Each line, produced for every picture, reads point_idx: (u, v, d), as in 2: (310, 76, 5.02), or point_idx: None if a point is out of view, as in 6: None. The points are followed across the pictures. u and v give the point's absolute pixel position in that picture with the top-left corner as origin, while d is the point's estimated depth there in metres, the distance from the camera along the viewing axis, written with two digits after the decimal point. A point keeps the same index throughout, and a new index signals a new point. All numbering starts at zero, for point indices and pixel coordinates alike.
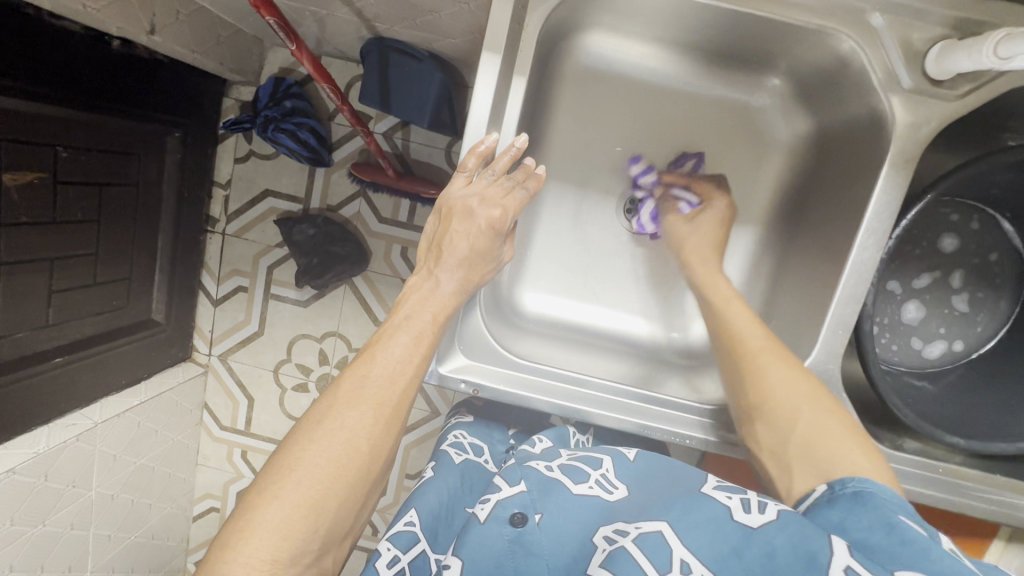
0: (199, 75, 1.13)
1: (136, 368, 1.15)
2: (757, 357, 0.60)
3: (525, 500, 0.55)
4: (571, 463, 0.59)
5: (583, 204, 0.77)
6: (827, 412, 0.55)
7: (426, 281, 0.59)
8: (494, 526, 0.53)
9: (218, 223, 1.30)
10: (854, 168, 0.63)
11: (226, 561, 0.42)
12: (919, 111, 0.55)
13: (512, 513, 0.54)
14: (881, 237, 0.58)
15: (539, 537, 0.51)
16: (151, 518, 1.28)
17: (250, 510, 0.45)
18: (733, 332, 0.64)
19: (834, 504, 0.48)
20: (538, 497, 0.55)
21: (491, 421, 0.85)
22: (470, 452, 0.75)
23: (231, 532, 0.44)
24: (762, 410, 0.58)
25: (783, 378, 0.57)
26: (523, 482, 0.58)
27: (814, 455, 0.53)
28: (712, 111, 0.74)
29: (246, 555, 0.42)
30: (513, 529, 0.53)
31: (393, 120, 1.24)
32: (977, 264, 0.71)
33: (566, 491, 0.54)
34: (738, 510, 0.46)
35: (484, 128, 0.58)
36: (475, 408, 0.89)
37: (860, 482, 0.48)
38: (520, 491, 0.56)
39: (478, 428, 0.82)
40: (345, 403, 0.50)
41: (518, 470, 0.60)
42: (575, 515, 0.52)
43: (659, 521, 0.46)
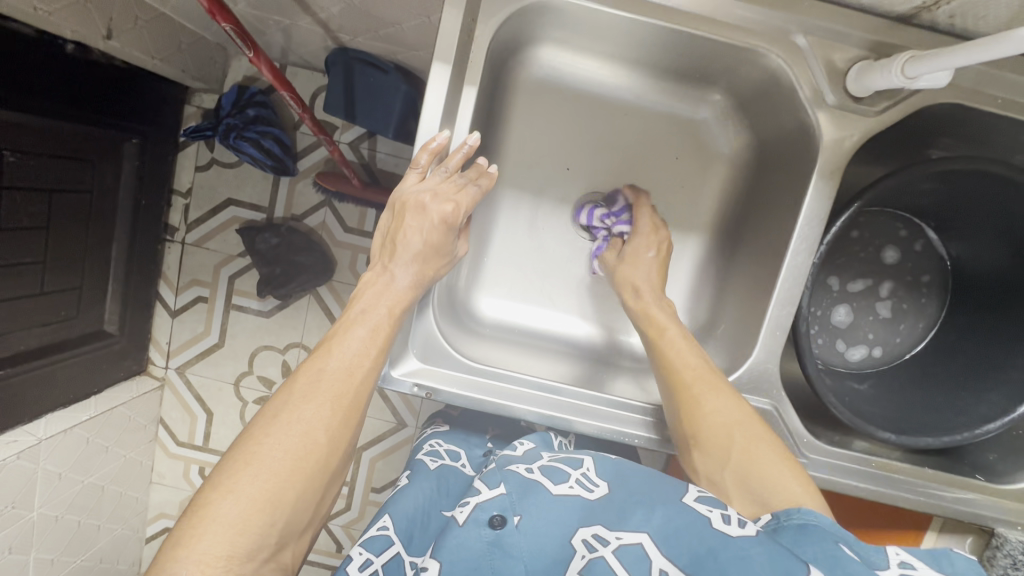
0: (159, 81, 1.12)
1: (86, 382, 1.11)
2: (695, 382, 0.61)
3: (505, 502, 0.54)
4: (551, 464, 0.59)
5: (539, 211, 0.79)
6: (759, 438, 0.58)
7: (381, 275, 0.60)
8: (473, 529, 0.52)
9: (178, 233, 1.27)
10: (790, 179, 0.66)
11: (178, 559, 0.41)
12: (842, 126, 0.59)
13: (492, 515, 0.53)
14: (813, 244, 0.62)
15: (518, 539, 0.50)
16: (100, 540, 1.22)
17: (205, 505, 0.44)
18: (673, 366, 0.63)
19: (780, 535, 0.49)
20: (517, 499, 0.54)
21: (469, 430, 0.84)
22: (447, 458, 0.75)
23: (185, 529, 0.43)
24: (695, 438, 0.59)
25: (718, 401, 0.59)
26: (502, 485, 0.57)
27: (751, 483, 0.55)
28: (658, 124, 0.77)
29: (201, 551, 0.41)
30: (492, 531, 0.51)
31: (359, 130, 1.24)
32: (906, 276, 0.76)
33: (547, 492, 0.54)
34: (718, 521, 0.48)
35: (436, 127, 0.59)
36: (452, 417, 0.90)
37: (803, 513, 0.50)
38: (499, 494, 0.56)
39: (456, 435, 0.82)
40: (302, 397, 0.50)
41: (498, 474, 0.60)
42: (554, 513, 0.51)
43: (640, 533, 0.47)
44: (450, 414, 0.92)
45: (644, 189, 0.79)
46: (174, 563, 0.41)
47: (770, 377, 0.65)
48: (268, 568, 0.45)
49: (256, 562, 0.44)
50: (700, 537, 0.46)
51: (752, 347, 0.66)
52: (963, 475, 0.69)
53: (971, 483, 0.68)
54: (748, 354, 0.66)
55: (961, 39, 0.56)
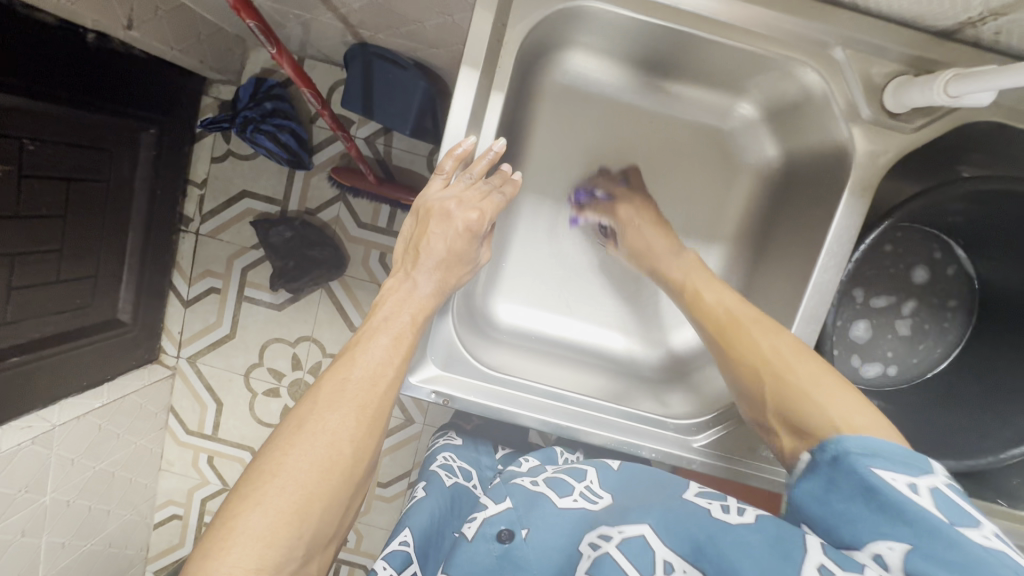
0: (178, 72, 1.12)
1: (99, 369, 1.12)
2: (734, 327, 0.60)
3: (512, 516, 0.54)
4: (556, 476, 0.59)
5: (559, 218, 0.78)
6: (795, 365, 0.55)
7: (404, 282, 0.59)
8: (482, 544, 0.53)
9: (193, 223, 1.28)
10: (818, 194, 0.65)
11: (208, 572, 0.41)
12: (877, 142, 0.58)
13: (500, 529, 0.53)
14: (841, 260, 0.60)
15: (526, 552, 0.50)
16: (109, 525, 1.23)
17: (233, 516, 0.44)
18: (710, 306, 0.64)
19: (816, 475, 0.48)
20: (524, 513, 0.54)
21: (479, 441, 0.84)
22: (460, 475, 0.74)
23: (212, 541, 0.43)
24: (740, 377, 0.60)
25: (765, 337, 0.58)
26: (508, 499, 0.58)
27: (792, 418, 0.54)
28: (684, 133, 0.76)
29: (230, 564, 0.41)
30: (501, 545, 0.52)
31: (375, 126, 1.24)
32: (929, 296, 0.74)
33: (551, 505, 0.54)
34: (716, 511, 0.46)
35: (462, 131, 0.58)
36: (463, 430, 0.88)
37: (837, 443, 0.48)
38: (506, 508, 0.56)
39: (467, 450, 0.81)
40: (326, 406, 0.49)
41: (503, 488, 0.60)
42: (561, 523, 0.52)
43: (642, 524, 0.47)
44: (461, 426, 0.91)
45: (667, 198, 0.78)
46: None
47: None
48: None
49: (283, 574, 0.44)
50: (698, 526, 0.45)
51: None
52: (982, 498, 0.68)
53: (988, 507, 0.67)
54: None
55: (1003, 55, 0.55)
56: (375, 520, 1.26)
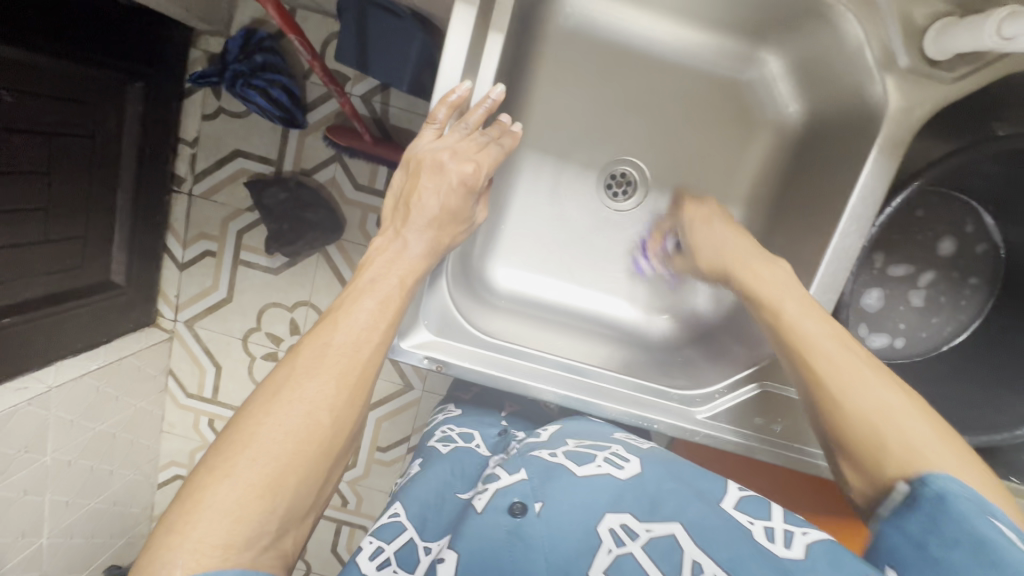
0: (164, 21, 1.05)
1: (95, 332, 1.10)
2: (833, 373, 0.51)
3: (526, 489, 0.52)
4: (577, 450, 0.56)
5: (562, 176, 0.74)
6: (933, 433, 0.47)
7: (393, 241, 0.55)
8: (493, 516, 0.50)
9: (185, 183, 1.23)
10: (844, 151, 0.60)
11: (172, 546, 0.39)
12: (913, 94, 0.53)
13: (512, 502, 0.51)
14: (864, 225, 0.56)
15: (539, 528, 0.47)
16: (114, 484, 1.24)
17: (200, 489, 0.41)
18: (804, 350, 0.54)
19: (916, 512, 0.42)
20: (539, 485, 0.52)
21: (481, 410, 0.83)
22: (460, 441, 0.73)
23: (178, 515, 0.40)
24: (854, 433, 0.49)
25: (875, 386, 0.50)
26: (523, 470, 0.55)
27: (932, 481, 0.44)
28: (699, 82, 0.70)
29: (195, 539, 0.39)
30: (512, 519, 0.49)
31: (372, 82, 1.17)
32: (950, 270, 0.70)
33: (570, 476, 0.52)
34: (761, 537, 0.44)
35: (458, 75, 0.53)
36: (462, 400, 0.87)
37: (942, 480, 0.43)
38: (520, 480, 0.53)
39: (468, 418, 0.80)
40: (305, 372, 0.47)
41: (519, 460, 0.57)
42: (578, 497, 0.49)
43: (673, 523, 0.45)
44: (460, 397, 0.89)
45: (681, 157, 0.72)
46: (167, 550, 0.39)
47: None
48: (267, 556, 0.42)
49: (255, 550, 0.41)
50: (735, 541, 0.43)
51: None
52: (996, 475, 0.66)
53: (1001, 484, 0.65)
54: None
55: None
56: (375, 483, 1.27)
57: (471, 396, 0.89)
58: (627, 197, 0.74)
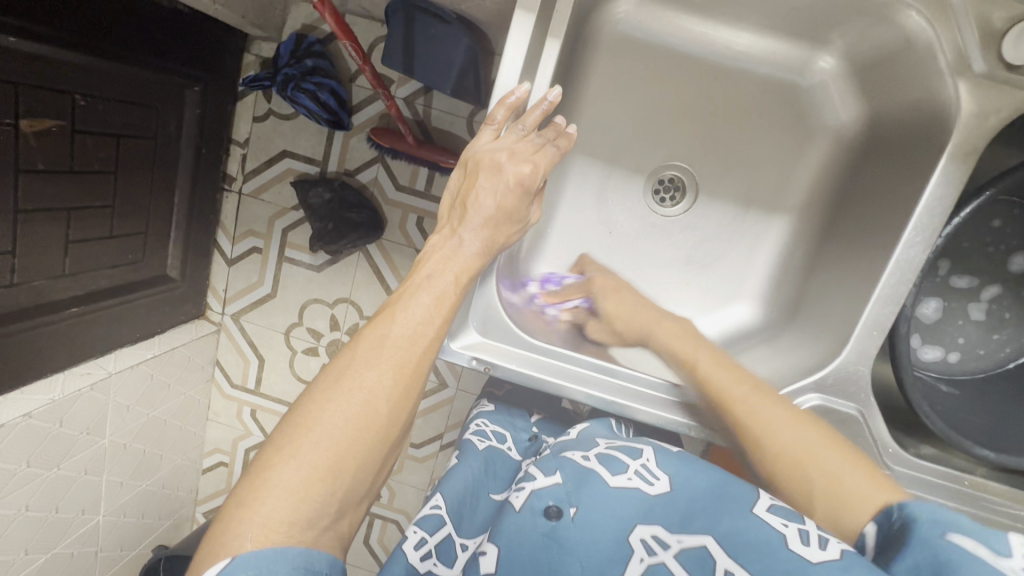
0: (221, 27, 1.09)
1: (150, 322, 1.16)
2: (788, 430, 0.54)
3: (560, 493, 0.52)
4: (609, 452, 0.56)
5: (609, 180, 0.74)
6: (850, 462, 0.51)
7: (449, 239, 0.56)
8: (528, 517, 0.51)
9: (235, 182, 1.28)
10: (909, 157, 0.58)
11: (243, 519, 0.42)
12: (988, 100, 0.51)
13: (547, 505, 0.51)
14: (930, 235, 0.54)
15: (575, 534, 0.48)
16: (162, 468, 1.30)
17: (267, 469, 0.44)
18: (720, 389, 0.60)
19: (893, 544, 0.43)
20: (573, 491, 0.52)
21: (513, 408, 0.84)
22: (493, 440, 0.74)
23: (247, 491, 0.43)
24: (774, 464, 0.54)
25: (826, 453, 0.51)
26: (558, 473, 0.55)
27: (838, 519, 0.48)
28: (754, 87, 0.69)
29: (264, 515, 0.42)
30: (547, 522, 0.50)
31: (416, 85, 1.20)
32: (1019, 287, 0.66)
33: (602, 484, 0.51)
34: (794, 540, 0.43)
35: (514, 78, 0.54)
36: (497, 395, 0.88)
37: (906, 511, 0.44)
38: (555, 483, 0.54)
39: (501, 416, 0.81)
40: (364, 362, 0.49)
41: (553, 460, 0.57)
42: (610, 507, 0.49)
43: (704, 536, 0.45)
44: (494, 392, 0.90)
45: (731, 163, 0.71)
46: (238, 524, 0.42)
47: (859, 379, 0.59)
48: (327, 536, 0.45)
49: (316, 529, 0.44)
50: (771, 556, 0.42)
51: (840, 342, 0.60)
52: None
53: None
54: (836, 352, 0.60)
55: None
56: (408, 479, 1.30)
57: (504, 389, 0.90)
58: (675, 203, 0.73)
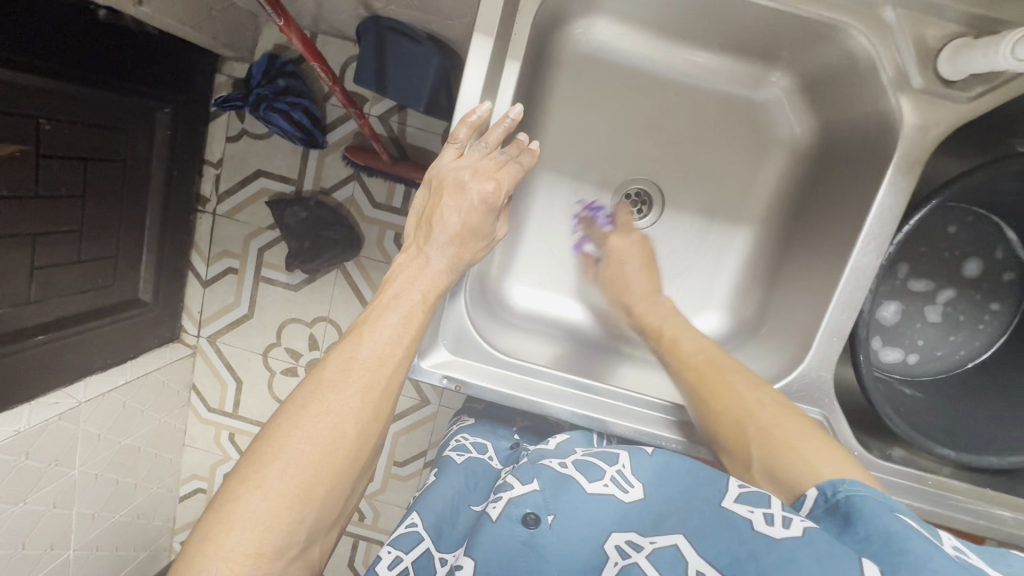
0: (191, 49, 1.09)
1: (122, 348, 1.13)
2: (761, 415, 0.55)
3: (539, 500, 0.52)
4: (585, 459, 0.56)
5: (577, 196, 0.75)
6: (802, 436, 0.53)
7: (416, 258, 0.57)
8: (506, 526, 0.51)
9: (209, 203, 1.27)
10: (859, 167, 0.60)
11: (207, 554, 0.41)
12: (928, 113, 0.53)
13: (525, 513, 0.51)
14: (882, 243, 0.56)
15: (551, 540, 0.49)
16: (137, 497, 1.27)
17: (232, 499, 0.43)
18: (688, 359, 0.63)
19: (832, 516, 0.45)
20: (550, 497, 0.52)
21: (496, 421, 0.84)
22: (473, 451, 0.74)
23: (212, 523, 0.42)
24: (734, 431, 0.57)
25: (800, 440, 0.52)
26: (535, 480, 0.55)
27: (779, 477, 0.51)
28: (711, 103, 0.71)
29: (228, 548, 0.41)
30: (525, 530, 0.50)
31: (389, 103, 1.20)
32: (971, 290, 0.69)
33: (580, 490, 0.51)
34: (760, 523, 0.43)
35: (476, 97, 0.55)
36: (477, 410, 0.88)
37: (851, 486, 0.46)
38: (531, 490, 0.54)
39: (483, 427, 0.81)
40: (331, 386, 0.48)
41: (530, 468, 0.57)
42: (588, 513, 0.50)
43: (675, 535, 0.45)
44: (473, 407, 0.90)
45: (694, 177, 0.73)
46: (202, 557, 0.41)
47: (823, 385, 0.60)
48: (295, 564, 0.44)
49: (284, 559, 0.43)
50: (735, 543, 0.42)
51: (803, 349, 0.62)
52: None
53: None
54: (800, 358, 0.62)
55: None
56: (392, 498, 1.28)
57: (483, 403, 0.91)
58: (642, 216, 0.75)
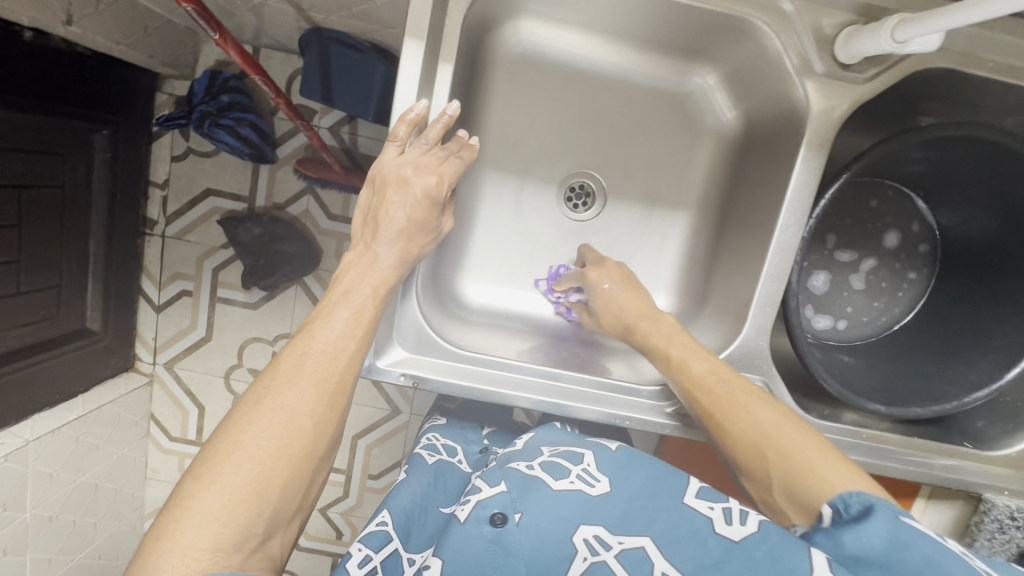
0: (127, 69, 1.07)
1: (72, 381, 1.09)
2: (723, 397, 0.59)
3: (505, 500, 0.53)
4: (551, 459, 0.59)
5: (523, 192, 0.77)
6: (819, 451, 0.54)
7: (365, 255, 0.58)
8: (474, 526, 0.51)
9: (157, 226, 1.23)
10: (777, 148, 0.65)
11: (162, 553, 0.40)
12: (831, 95, 0.58)
13: (492, 513, 0.52)
14: (801, 217, 0.61)
15: (519, 538, 0.49)
16: (98, 536, 1.21)
17: (187, 497, 0.43)
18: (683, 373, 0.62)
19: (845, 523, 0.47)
20: (518, 496, 0.53)
21: (465, 422, 0.85)
22: (443, 453, 0.75)
23: (167, 522, 0.42)
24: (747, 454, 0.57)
25: (755, 414, 0.58)
26: (503, 482, 0.56)
27: (800, 495, 0.53)
28: (642, 96, 0.75)
29: (184, 545, 0.41)
30: (493, 529, 0.51)
31: (339, 115, 1.21)
32: (891, 260, 0.76)
33: (546, 488, 0.53)
34: (720, 523, 0.48)
35: (413, 96, 0.57)
36: (448, 410, 0.89)
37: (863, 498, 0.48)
38: (500, 491, 0.55)
39: (452, 429, 0.82)
40: (285, 381, 0.49)
41: (498, 472, 0.59)
42: (554, 507, 0.51)
43: (643, 537, 0.48)
44: (445, 407, 0.91)
45: (632, 169, 0.77)
46: (157, 556, 0.41)
47: (762, 353, 0.64)
48: (254, 558, 0.44)
49: (243, 553, 0.43)
50: (700, 545, 0.46)
51: (741, 322, 0.66)
52: (950, 442, 0.70)
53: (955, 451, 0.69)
54: (739, 331, 0.66)
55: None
56: (368, 512, 1.27)
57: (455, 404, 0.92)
58: (587, 208, 0.78)
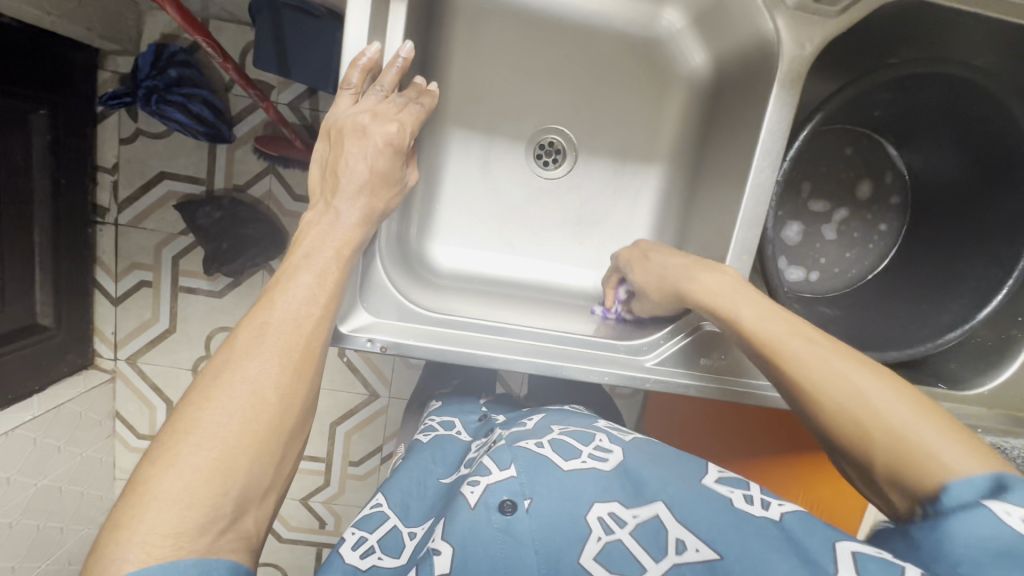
0: (63, 44, 0.99)
1: (23, 379, 1.02)
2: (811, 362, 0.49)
3: (515, 487, 0.50)
4: (562, 439, 0.56)
5: (491, 151, 0.74)
6: (938, 429, 0.44)
7: (325, 214, 0.54)
8: (483, 515, 0.48)
9: (109, 214, 1.16)
10: (748, 90, 0.63)
11: (120, 542, 0.37)
12: (802, 29, 0.56)
13: (502, 500, 0.49)
14: (775, 159, 0.59)
15: (529, 526, 0.46)
16: (66, 542, 1.14)
17: (145, 481, 0.40)
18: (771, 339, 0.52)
19: None
20: (527, 482, 0.50)
21: (463, 400, 0.82)
22: (440, 429, 0.73)
23: (126, 508, 0.39)
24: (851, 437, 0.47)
25: (859, 377, 0.47)
26: (513, 465, 0.52)
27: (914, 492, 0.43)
28: (610, 44, 0.72)
29: (143, 531, 0.38)
30: (503, 517, 0.48)
31: (298, 89, 1.14)
32: (864, 210, 0.75)
33: (557, 471, 0.50)
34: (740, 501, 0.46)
35: (364, 38, 0.53)
36: (444, 394, 0.87)
37: None
38: (509, 477, 0.51)
39: (451, 407, 0.80)
40: (245, 352, 0.46)
41: (508, 451, 0.54)
42: (566, 492, 0.49)
43: (655, 503, 0.46)
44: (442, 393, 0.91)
45: (603, 123, 0.74)
46: (117, 545, 0.37)
47: None
48: (227, 538, 0.41)
49: (211, 535, 0.40)
50: (718, 513, 0.44)
51: None
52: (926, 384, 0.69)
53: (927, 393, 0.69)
54: None
55: None
56: (352, 499, 1.23)
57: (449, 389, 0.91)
58: (557, 164, 0.75)
